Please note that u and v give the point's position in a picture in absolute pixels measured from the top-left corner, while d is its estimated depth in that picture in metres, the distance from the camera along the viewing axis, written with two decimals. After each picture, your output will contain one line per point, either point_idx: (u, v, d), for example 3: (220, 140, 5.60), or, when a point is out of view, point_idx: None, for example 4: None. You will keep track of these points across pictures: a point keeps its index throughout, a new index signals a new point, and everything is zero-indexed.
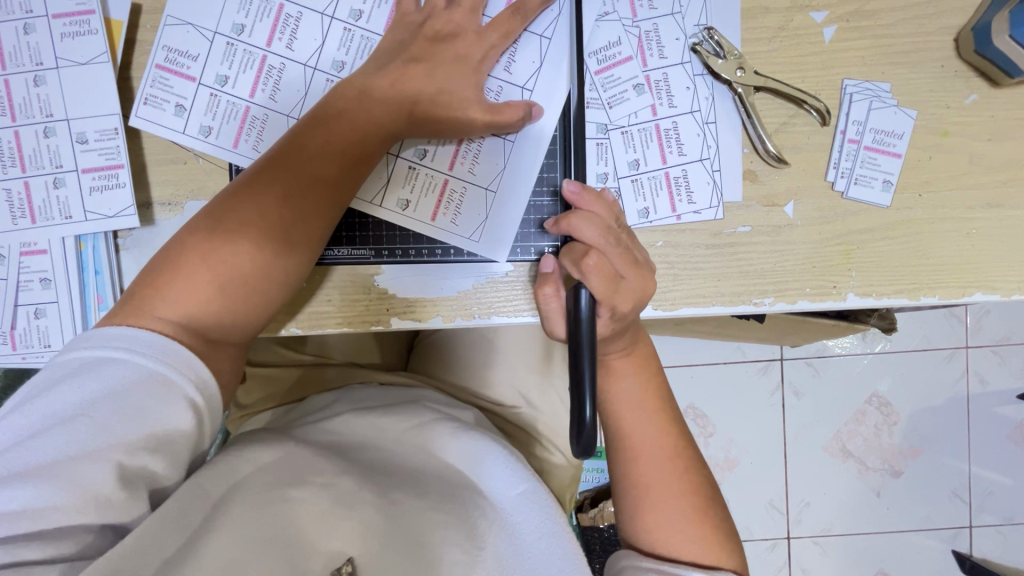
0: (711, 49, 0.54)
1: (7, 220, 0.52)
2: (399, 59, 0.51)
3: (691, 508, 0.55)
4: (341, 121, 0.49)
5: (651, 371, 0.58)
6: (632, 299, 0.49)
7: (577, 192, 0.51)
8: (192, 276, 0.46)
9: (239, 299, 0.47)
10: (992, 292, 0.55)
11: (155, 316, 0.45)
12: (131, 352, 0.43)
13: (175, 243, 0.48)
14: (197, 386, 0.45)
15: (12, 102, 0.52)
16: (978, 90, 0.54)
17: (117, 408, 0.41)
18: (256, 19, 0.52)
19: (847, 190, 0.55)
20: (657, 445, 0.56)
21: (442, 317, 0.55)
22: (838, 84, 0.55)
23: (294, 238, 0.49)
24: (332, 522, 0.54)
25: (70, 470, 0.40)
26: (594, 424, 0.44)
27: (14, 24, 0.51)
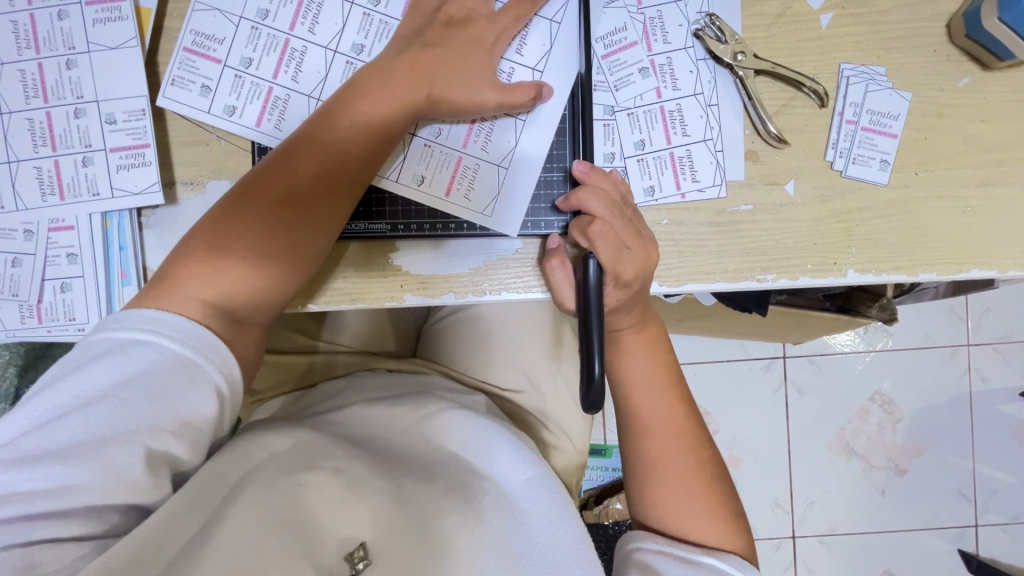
0: (713, 35, 0.56)
1: (37, 197, 0.55)
2: (417, 44, 0.53)
3: (701, 487, 0.56)
4: (361, 107, 0.51)
5: (661, 352, 0.59)
6: (636, 271, 0.52)
7: (586, 172, 0.53)
8: (223, 258, 0.48)
9: (268, 281, 0.49)
10: (988, 269, 0.57)
11: (186, 298, 0.47)
12: (162, 337, 0.44)
13: (198, 232, 0.49)
14: (222, 372, 0.46)
15: (44, 84, 0.54)
16: (970, 73, 0.57)
17: (146, 392, 0.42)
18: (280, 5, 0.55)
19: (846, 170, 0.56)
20: (667, 424, 0.57)
21: (454, 293, 0.57)
22: (835, 68, 0.57)
23: (320, 222, 0.51)
24: (342, 506, 0.56)
25: (97, 452, 0.41)
26: (602, 378, 0.46)
27: (48, 11, 0.54)
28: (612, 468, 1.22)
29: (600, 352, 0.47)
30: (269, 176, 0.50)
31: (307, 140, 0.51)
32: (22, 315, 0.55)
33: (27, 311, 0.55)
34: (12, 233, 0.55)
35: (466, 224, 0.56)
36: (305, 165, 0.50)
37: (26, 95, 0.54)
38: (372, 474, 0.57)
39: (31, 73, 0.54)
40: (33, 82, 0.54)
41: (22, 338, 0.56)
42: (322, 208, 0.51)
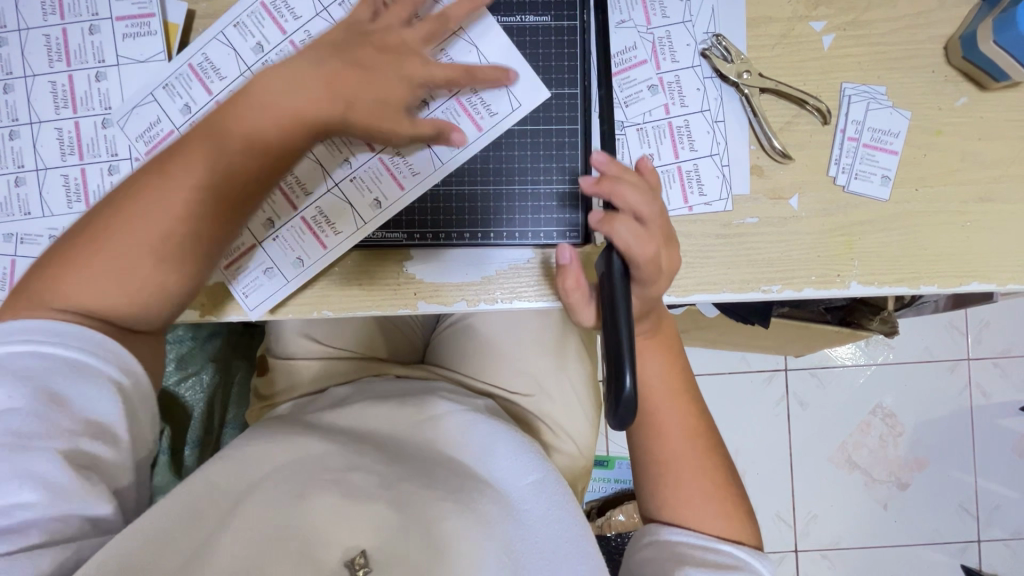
0: (720, 54, 0.59)
1: (63, 204, 0.56)
2: (345, 58, 0.51)
3: (713, 489, 0.57)
4: (260, 113, 0.48)
5: (675, 356, 0.60)
6: (667, 268, 0.53)
7: (609, 164, 0.51)
8: (95, 264, 0.46)
9: (146, 287, 0.47)
10: (987, 282, 0.59)
11: (47, 303, 0.45)
12: (35, 341, 0.44)
13: (82, 229, 0.48)
14: (117, 364, 0.46)
15: (74, 96, 0.56)
16: (967, 93, 0.59)
17: (38, 396, 0.42)
18: (259, 25, 0.56)
19: (848, 185, 0.58)
20: (680, 421, 0.58)
21: (467, 301, 0.58)
22: (837, 87, 0.59)
23: (200, 232, 0.48)
24: (344, 516, 0.52)
25: (17, 469, 0.41)
26: (632, 393, 0.44)
27: (80, 25, 0.56)
28: (615, 480, 1.23)
29: (630, 362, 0.45)
30: (157, 180, 0.47)
31: (203, 144, 0.48)
32: None
33: None
34: (37, 239, 0.56)
35: (478, 234, 0.58)
36: (191, 171, 0.47)
37: (56, 105, 0.56)
38: (375, 484, 0.55)
39: (60, 85, 0.56)
40: (62, 93, 0.56)
41: None
42: (208, 211, 0.48)
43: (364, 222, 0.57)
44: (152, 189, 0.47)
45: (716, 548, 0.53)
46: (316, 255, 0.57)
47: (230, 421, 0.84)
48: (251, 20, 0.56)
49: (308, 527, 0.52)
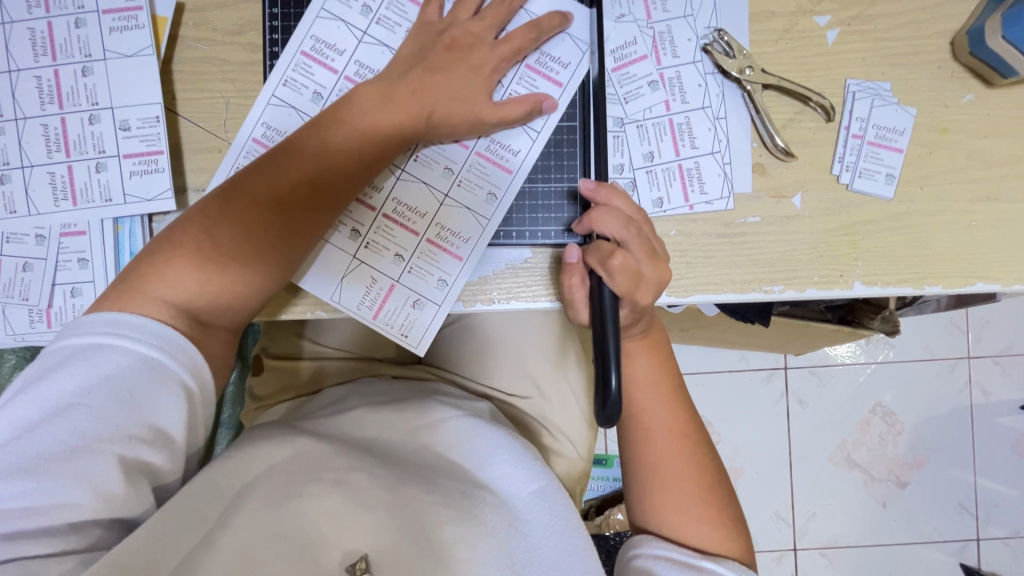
0: (722, 50, 0.57)
1: (49, 202, 0.55)
2: (420, 68, 0.54)
3: (700, 492, 0.56)
4: (358, 123, 0.52)
5: (664, 357, 0.60)
6: (653, 281, 0.52)
7: (594, 189, 0.54)
8: (191, 259, 0.49)
9: (239, 283, 0.50)
10: (992, 282, 0.58)
11: (148, 299, 0.47)
12: (124, 340, 0.45)
13: (177, 227, 0.50)
14: (192, 373, 0.46)
15: (60, 91, 0.55)
16: (973, 90, 0.58)
17: (116, 397, 0.43)
18: (309, 74, 0.56)
19: (851, 183, 0.57)
20: (667, 424, 0.57)
21: (463, 302, 0.57)
22: (841, 84, 0.58)
23: (293, 231, 0.51)
24: (345, 521, 0.54)
25: (77, 463, 0.41)
26: (617, 389, 0.46)
27: (66, 19, 0.54)
28: (613, 480, 1.22)
29: (615, 361, 0.47)
30: (251, 181, 0.51)
31: (301, 149, 0.51)
32: (31, 319, 0.55)
33: (37, 315, 0.55)
34: (23, 238, 0.55)
35: None
36: (289, 174, 0.51)
37: (41, 100, 0.55)
38: (376, 486, 0.55)
39: (46, 80, 0.55)
40: (48, 88, 0.55)
41: (31, 342, 0.55)
42: (305, 220, 0.51)
43: (487, 220, 0.56)
44: (251, 192, 0.50)
45: (697, 564, 0.51)
46: (394, 272, 0.56)
47: (223, 421, 0.84)
48: (298, 72, 0.56)
49: (306, 529, 0.52)
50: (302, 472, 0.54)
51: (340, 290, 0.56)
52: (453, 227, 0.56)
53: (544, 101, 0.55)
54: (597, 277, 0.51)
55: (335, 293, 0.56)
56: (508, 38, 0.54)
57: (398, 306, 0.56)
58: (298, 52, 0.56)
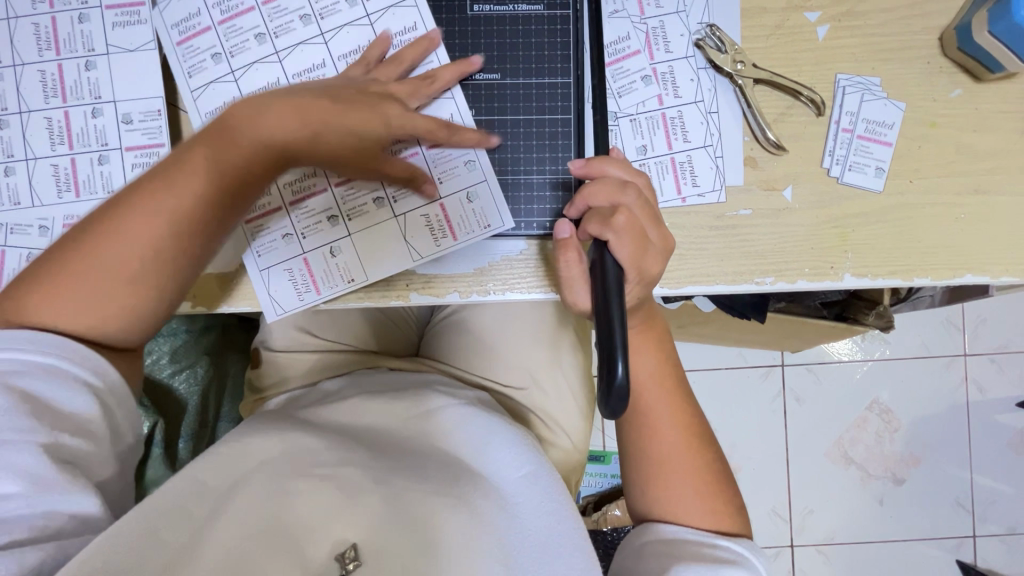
0: (713, 45, 0.58)
1: (53, 193, 0.56)
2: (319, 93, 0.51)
3: (704, 485, 0.57)
4: (248, 150, 0.50)
5: (667, 352, 0.61)
6: (658, 251, 0.53)
7: (586, 165, 0.54)
8: (91, 273, 0.47)
9: (138, 301, 0.49)
10: (981, 274, 0.58)
11: (47, 320, 0.46)
12: (14, 350, 0.44)
13: (78, 236, 0.48)
14: (97, 371, 0.47)
15: (64, 85, 0.56)
16: (962, 85, 0.59)
17: (27, 402, 0.43)
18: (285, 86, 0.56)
19: (842, 176, 0.58)
20: (670, 420, 0.58)
21: (458, 293, 0.58)
22: (831, 79, 0.59)
23: (196, 244, 0.50)
24: (332, 513, 0.53)
25: (9, 461, 0.42)
26: (624, 378, 0.44)
27: (69, 14, 0.55)
28: (612, 476, 1.23)
29: (623, 352, 0.45)
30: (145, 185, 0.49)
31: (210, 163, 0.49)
32: None
33: None
34: (28, 229, 0.56)
35: None
36: (189, 180, 0.49)
37: (45, 94, 0.56)
38: (365, 475, 0.55)
39: (50, 74, 0.56)
40: (52, 82, 0.56)
41: None
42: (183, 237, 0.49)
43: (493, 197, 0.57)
44: (157, 195, 0.48)
45: (711, 541, 0.53)
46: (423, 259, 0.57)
47: (223, 415, 0.83)
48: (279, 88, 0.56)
49: (289, 522, 0.52)
50: (293, 466, 0.55)
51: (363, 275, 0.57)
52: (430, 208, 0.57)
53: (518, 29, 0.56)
54: (603, 243, 0.51)
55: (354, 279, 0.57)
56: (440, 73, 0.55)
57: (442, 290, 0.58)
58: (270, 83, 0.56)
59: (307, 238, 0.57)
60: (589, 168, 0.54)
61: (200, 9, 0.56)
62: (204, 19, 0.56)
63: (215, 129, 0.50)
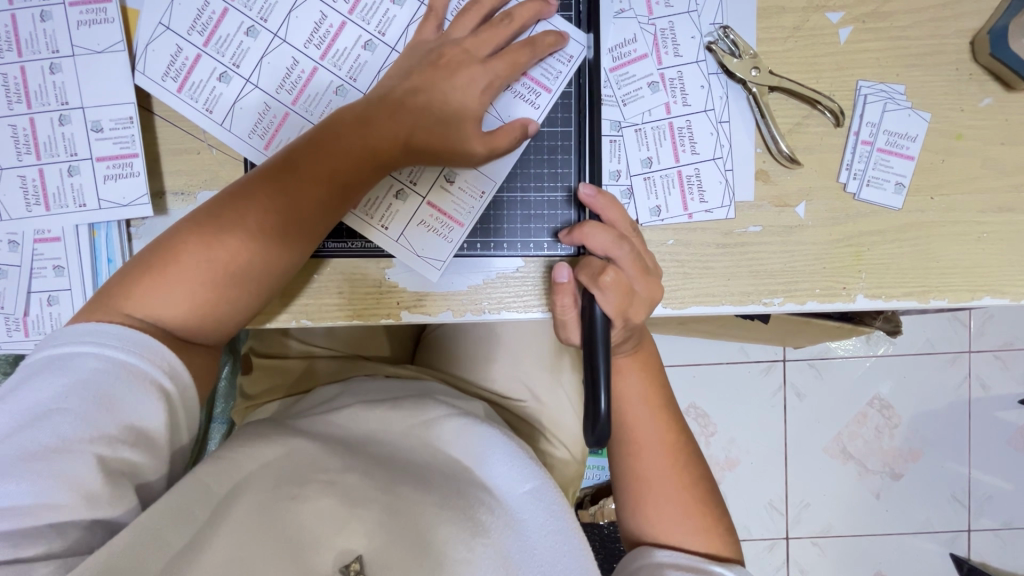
0: (726, 49, 0.54)
1: (21, 207, 0.53)
2: (402, 85, 0.50)
3: (692, 504, 0.55)
4: (338, 139, 0.48)
5: (655, 372, 0.59)
6: (644, 303, 0.50)
7: (593, 197, 0.51)
8: (182, 272, 0.45)
9: (222, 297, 0.47)
10: (1001, 296, 0.55)
11: (128, 314, 0.44)
12: (104, 347, 0.42)
13: (170, 234, 0.47)
14: (171, 375, 0.44)
15: (28, 89, 0.52)
16: (992, 93, 0.55)
17: (92, 399, 0.41)
18: (283, 80, 0.52)
19: (859, 192, 0.55)
20: (658, 439, 0.57)
21: (452, 311, 0.55)
22: (852, 85, 0.55)
23: (278, 240, 0.47)
24: (340, 523, 0.52)
25: (54, 462, 0.39)
26: (608, 415, 0.45)
27: (30, 12, 0.51)
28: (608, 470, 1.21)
29: (607, 387, 0.46)
30: (244, 189, 0.47)
31: (296, 156, 0.48)
32: (8, 328, 0.53)
33: (13, 324, 0.53)
34: None
35: (464, 244, 0.54)
36: (286, 185, 0.47)
37: (8, 100, 0.52)
38: (370, 485, 0.54)
39: (12, 78, 0.52)
40: (15, 87, 0.52)
41: (9, 351, 0.54)
42: (278, 242, 0.47)
43: (488, 191, 0.54)
44: (256, 196, 0.47)
45: (709, 568, 0.51)
46: (444, 253, 0.53)
47: (216, 417, 0.82)
48: (280, 81, 0.52)
49: (299, 529, 0.50)
50: (292, 474, 0.53)
51: (467, 226, 0.54)
52: None
53: (543, 9, 0.52)
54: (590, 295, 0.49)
55: (451, 236, 0.53)
56: (512, 12, 0.51)
57: (445, 303, 0.55)
58: (293, 66, 0.52)
59: (364, 210, 0.53)
60: (593, 207, 0.51)
61: (179, 42, 0.52)
62: (190, 50, 0.52)
63: (317, 135, 0.48)
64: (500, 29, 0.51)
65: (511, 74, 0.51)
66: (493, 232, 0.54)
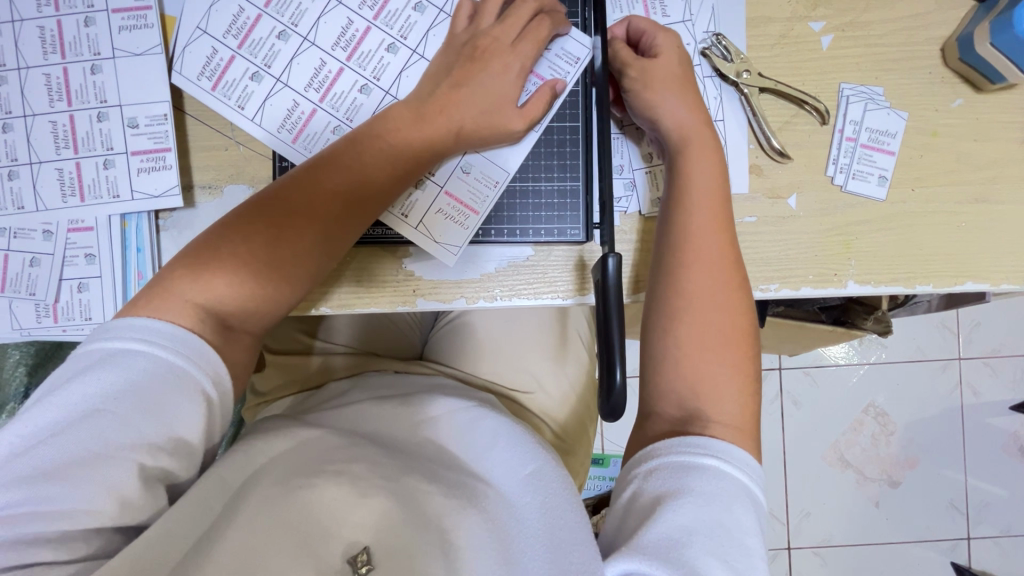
0: (720, 54, 0.59)
1: (57, 198, 0.55)
2: (445, 83, 0.54)
3: (740, 401, 0.50)
4: (391, 138, 0.52)
5: (730, 238, 0.53)
6: (723, 201, 0.54)
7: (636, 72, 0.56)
8: (229, 267, 0.48)
9: (276, 284, 0.50)
10: (981, 282, 0.59)
11: (178, 304, 0.46)
12: (152, 347, 0.44)
13: (218, 230, 0.50)
14: (214, 382, 0.46)
15: (69, 88, 0.55)
16: (963, 95, 0.59)
17: (140, 403, 0.42)
18: (309, 79, 0.56)
19: (846, 185, 0.58)
20: (720, 268, 0.52)
21: (466, 299, 0.58)
22: (835, 88, 0.59)
23: (330, 234, 0.51)
24: (345, 512, 0.51)
25: (97, 468, 0.40)
26: (623, 385, 0.47)
27: (75, 17, 0.55)
28: (610, 479, 1.21)
29: (621, 360, 0.48)
30: (291, 187, 0.50)
31: (352, 153, 0.52)
32: (38, 314, 0.56)
33: (43, 310, 0.56)
34: (31, 234, 0.55)
35: (479, 232, 0.57)
36: (328, 184, 0.51)
37: (50, 98, 0.55)
38: (377, 474, 0.53)
39: (55, 78, 0.55)
40: (57, 86, 0.55)
41: (37, 336, 0.56)
42: (319, 237, 0.51)
43: (501, 181, 0.57)
44: (303, 194, 0.50)
45: (696, 463, 0.45)
46: (460, 238, 0.56)
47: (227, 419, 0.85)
48: (308, 80, 0.56)
49: (310, 519, 0.50)
50: (306, 464, 0.53)
51: (482, 214, 0.56)
52: (488, 155, 0.57)
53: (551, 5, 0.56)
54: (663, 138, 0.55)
55: (467, 223, 0.56)
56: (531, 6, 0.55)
57: (460, 290, 0.58)
58: (321, 67, 0.56)
59: None
60: (640, 85, 0.55)
61: (214, 45, 0.56)
62: (224, 52, 0.56)
63: (360, 139, 0.52)
64: (521, 12, 0.55)
65: (539, 50, 0.55)
66: (505, 220, 0.58)
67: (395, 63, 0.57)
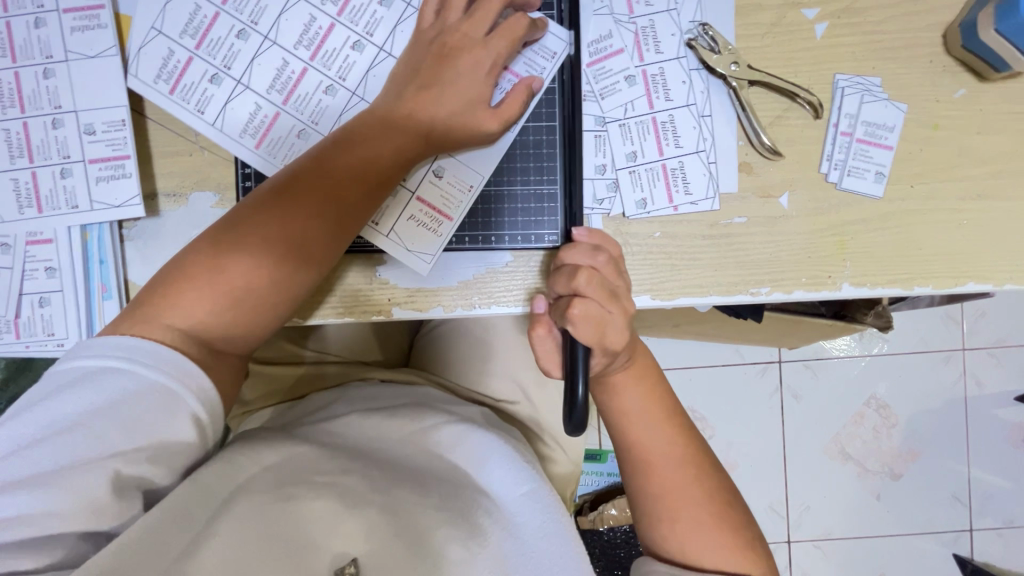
0: (706, 45, 0.55)
1: (14, 209, 0.53)
2: (411, 84, 0.51)
3: (716, 514, 0.50)
4: (373, 137, 0.50)
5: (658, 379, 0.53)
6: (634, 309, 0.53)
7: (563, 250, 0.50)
8: (214, 282, 0.46)
9: (268, 295, 0.47)
10: (984, 282, 0.56)
11: (161, 327, 0.44)
12: (132, 364, 0.42)
13: (198, 248, 0.47)
14: (201, 400, 0.43)
15: (21, 94, 0.53)
16: (966, 84, 0.56)
17: (123, 422, 0.40)
18: (272, 81, 0.53)
19: (840, 182, 0.56)
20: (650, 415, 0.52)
21: (443, 307, 0.55)
22: (829, 78, 0.56)
23: (318, 242, 0.48)
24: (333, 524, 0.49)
25: (73, 484, 0.39)
26: (585, 399, 0.45)
27: (25, 18, 0.52)
28: (608, 473, 1.18)
29: (584, 373, 0.46)
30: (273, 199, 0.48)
31: (334, 156, 0.49)
32: None
33: (4, 326, 0.54)
34: None
35: (453, 238, 0.55)
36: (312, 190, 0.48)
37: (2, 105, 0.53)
38: (361, 486, 0.51)
39: (6, 83, 0.53)
40: (8, 91, 0.53)
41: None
42: (309, 245, 0.48)
43: (474, 187, 0.55)
44: (284, 206, 0.48)
45: None
46: (434, 246, 0.54)
47: None
48: (270, 82, 0.53)
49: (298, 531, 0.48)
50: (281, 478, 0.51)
51: (456, 220, 0.54)
52: (461, 158, 0.54)
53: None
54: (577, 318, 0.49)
55: (440, 230, 0.54)
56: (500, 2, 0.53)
57: (435, 298, 0.55)
58: (284, 67, 0.53)
59: None
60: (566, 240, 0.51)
61: (171, 46, 0.53)
62: (182, 53, 0.53)
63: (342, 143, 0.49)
64: (491, 7, 0.52)
65: (513, 48, 0.52)
66: (479, 226, 0.55)
67: (362, 62, 0.54)
